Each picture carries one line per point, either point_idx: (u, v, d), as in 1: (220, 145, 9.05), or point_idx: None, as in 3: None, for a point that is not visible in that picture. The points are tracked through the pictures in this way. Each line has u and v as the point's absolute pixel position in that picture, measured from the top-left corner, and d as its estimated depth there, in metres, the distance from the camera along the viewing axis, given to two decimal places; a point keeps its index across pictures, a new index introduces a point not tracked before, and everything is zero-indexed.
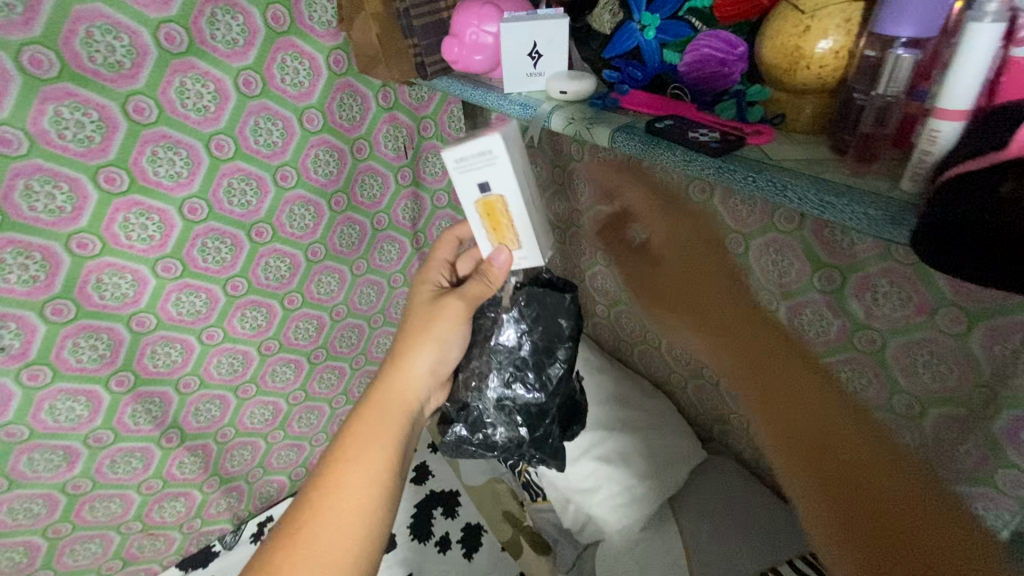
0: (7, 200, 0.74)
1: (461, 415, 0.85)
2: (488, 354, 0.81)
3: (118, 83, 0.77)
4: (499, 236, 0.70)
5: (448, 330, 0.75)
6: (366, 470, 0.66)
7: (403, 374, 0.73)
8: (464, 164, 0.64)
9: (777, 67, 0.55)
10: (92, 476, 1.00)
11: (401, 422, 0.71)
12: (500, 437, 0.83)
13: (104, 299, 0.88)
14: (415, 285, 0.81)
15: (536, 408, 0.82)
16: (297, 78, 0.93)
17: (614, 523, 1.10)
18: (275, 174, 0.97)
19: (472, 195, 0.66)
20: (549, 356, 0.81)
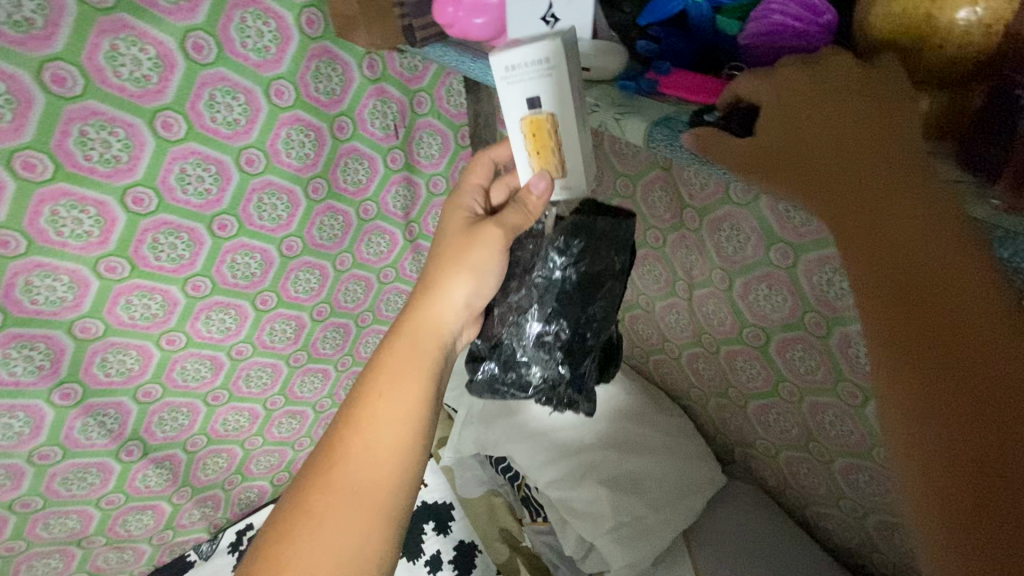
0: (33, 226, 0.70)
1: (495, 353, 0.70)
2: (529, 285, 0.66)
3: (29, 46, 0.62)
4: (543, 161, 0.55)
5: (482, 260, 0.60)
6: (395, 410, 0.56)
7: (432, 305, 0.60)
8: (513, 73, 0.50)
9: (892, 44, 0.40)
10: (43, 494, 0.90)
11: (431, 356, 0.59)
12: (538, 377, 0.69)
13: (37, 304, 0.75)
14: (446, 209, 0.66)
15: (582, 342, 0.67)
16: (261, 42, 0.76)
17: (623, 559, 0.98)
18: (239, 158, 0.82)
19: (518, 109, 0.52)
20: (601, 287, 0.65)
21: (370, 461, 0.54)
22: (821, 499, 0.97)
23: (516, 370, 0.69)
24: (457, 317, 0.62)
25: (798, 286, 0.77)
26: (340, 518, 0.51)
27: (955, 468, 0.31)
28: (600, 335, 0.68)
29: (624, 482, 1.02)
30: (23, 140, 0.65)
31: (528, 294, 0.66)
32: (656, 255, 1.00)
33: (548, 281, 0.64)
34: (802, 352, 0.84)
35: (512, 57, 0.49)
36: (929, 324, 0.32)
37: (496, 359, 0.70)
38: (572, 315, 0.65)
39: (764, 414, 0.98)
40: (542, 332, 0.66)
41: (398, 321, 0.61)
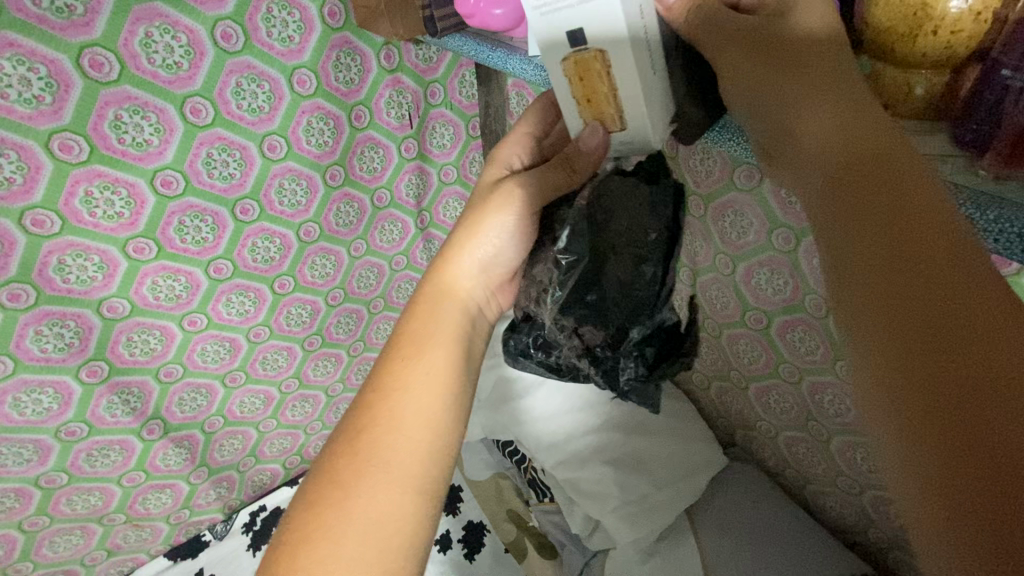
0: (68, 206, 0.73)
1: (525, 328, 0.69)
2: (549, 262, 0.61)
3: (69, 32, 0.65)
4: (594, 110, 0.52)
5: (509, 222, 0.58)
6: (428, 374, 0.52)
7: (458, 268, 0.58)
8: (549, 6, 0.46)
9: (890, 32, 0.43)
10: (68, 470, 0.92)
11: (458, 322, 0.57)
12: (562, 358, 0.67)
13: (69, 283, 0.78)
14: (484, 163, 0.63)
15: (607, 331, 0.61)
16: (285, 31, 0.79)
17: (628, 535, 1.02)
18: (262, 144, 0.85)
19: (558, 49, 0.48)
20: (630, 269, 0.58)
21: (409, 426, 0.49)
22: (819, 477, 1.01)
23: (547, 347, 0.69)
24: (479, 283, 0.59)
25: (798, 269, 0.81)
26: (375, 479, 0.46)
27: (944, 462, 0.26)
28: (632, 330, 0.61)
29: (629, 462, 1.06)
30: (60, 122, 0.68)
31: (547, 272, 0.61)
32: None
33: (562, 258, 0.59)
34: (802, 334, 0.87)
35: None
36: (909, 247, 0.30)
37: (528, 332, 0.69)
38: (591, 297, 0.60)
39: (765, 396, 1.02)
40: (559, 315, 0.62)
41: (427, 285, 0.59)
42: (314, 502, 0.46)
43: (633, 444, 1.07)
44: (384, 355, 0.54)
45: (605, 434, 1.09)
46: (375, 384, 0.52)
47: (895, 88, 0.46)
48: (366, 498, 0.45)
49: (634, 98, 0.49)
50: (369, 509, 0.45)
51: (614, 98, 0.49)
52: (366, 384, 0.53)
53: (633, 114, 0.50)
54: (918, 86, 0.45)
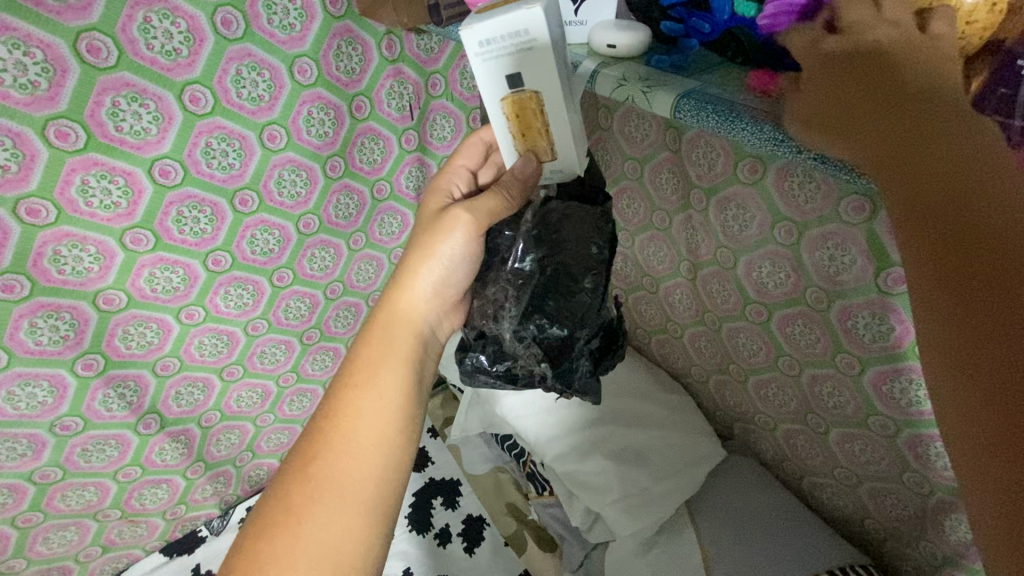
0: (64, 195, 0.71)
1: (480, 344, 0.69)
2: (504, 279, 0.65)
3: (66, 16, 0.63)
4: (529, 142, 0.58)
5: (453, 249, 0.63)
6: (381, 400, 0.57)
7: (410, 291, 0.63)
8: (489, 48, 0.51)
9: None
10: (63, 465, 0.91)
11: (412, 344, 0.62)
12: (519, 369, 0.67)
13: (64, 274, 0.76)
14: (427, 192, 0.69)
15: (563, 343, 0.64)
16: (286, 19, 0.78)
17: (628, 527, 1.02)
18: (261, 134, 0.83)
19: (499, 89, 0.54)
20: (574, 280, 0.63)
21: (362, 452, 0.54)
22: (818, 470, 1.02)
23: (503, 362, 0.68)
24: (429, 306, 0.65)
25: (801, 262, 0.81)
26: (325, 507, 0.51)
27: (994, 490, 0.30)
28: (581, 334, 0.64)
29: (628, 454, 1.06)
30: (56, 108, 0.66)
31: (504, 289, 0.64)
32: (662, 236, 1.04)
33: (518, 274, 0.63)
34: (802, 328, 0.88)
35: (486, 33, 0.49)
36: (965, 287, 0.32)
37: (483, 348, 0.68)
38: (545, 311, 0.63)
39: (764, 389, 1.03)
40: (517, 326, 0.63)
41: (382, 312, 0.63)
42: (271, 524, 0.50)
43: (632, 436, 1.08)
44: (334, 388, 0.58)
45: (604, 427, 1.09)
46: (329, 412, 0.56)
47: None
48: (320, 524, 0.50)
49: (561, 134, 0.56)
50: (321, 529, 0.50)
51: (546, 131, 0.56)
52: (317, 414, 0.57)
53: (562, 147, 0.58)
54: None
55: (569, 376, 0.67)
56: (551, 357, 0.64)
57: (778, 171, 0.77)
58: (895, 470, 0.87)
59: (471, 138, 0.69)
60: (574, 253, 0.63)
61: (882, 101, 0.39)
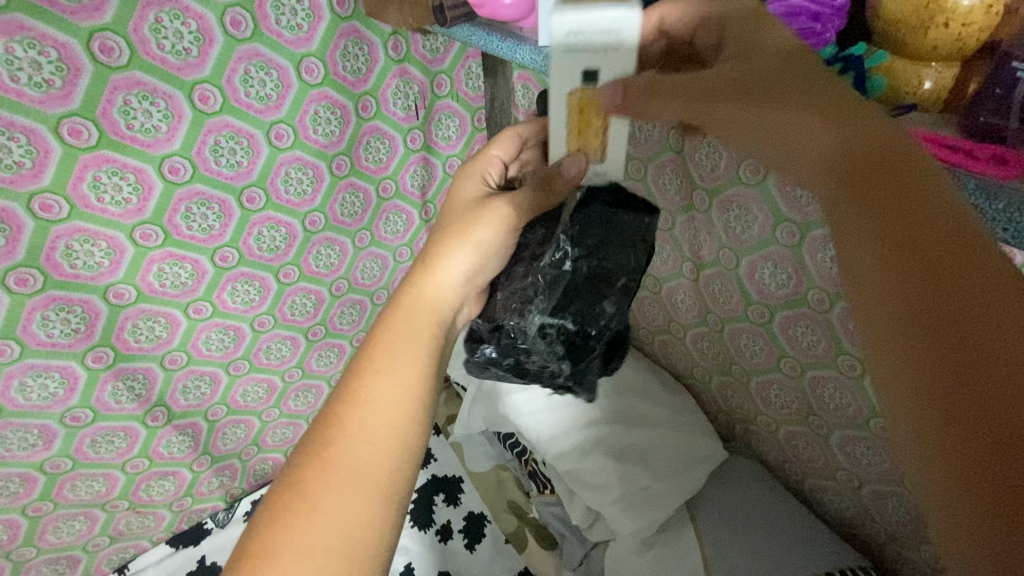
0: (76, 191, 0.73)
1: (493, 336, 0.70)
2: (537, 273, 0.65)
3: (81, 16, 0.65)
4: (581, 142, 0.57)
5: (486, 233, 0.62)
6: (396, 383, 0.55)
7: (438, 280, 0.61)
8: (579, 40, 0.46)
9: (902, 23, 0.44)
10: (73, 455, 0.93)
11: (432, 331, 0.59)
12: (530, 364, 0.71)
13: (77, 268, 0.78)
14: (459, 179, 0.69)
15: (583, 339, 0.69)
16: (294, 19, 0.79)
17: (628, 526, 1.02)
18: (269, 132, 0.85)
19: (572, 85, 0.50)
20: (605, 286, 0.66)
21: (375, 441, 0.51)
22: (819, 471, 1.02)
23: (518, 355, 0.70)
24: (457, 290, 0.63)
25: (802, 264, 0.81)
26: (335, 496, 0.48)
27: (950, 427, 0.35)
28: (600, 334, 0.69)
29: (629, 453, 1.07)
30: (69, 106, 0.68)
31: (534, 284, 0.66)
32: (664, 236, 1.04)
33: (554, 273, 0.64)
34: (804, 329, 0.88)
35: (584, 26, 0.44)
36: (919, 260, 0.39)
37: (495, 341, 0.70)
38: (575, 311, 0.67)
39: (766, 390, 1.02)
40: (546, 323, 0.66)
41: (411, 295, 0.61)
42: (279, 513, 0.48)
43: (633, 436, 1.08)
44: (351, 369, 0.56)
45: (605, 426, 1.10)
46: (342, 399, 0.54)
47: (902, 84, 0.47)
48: (328, 511, 0.48)
49: (615, 138, 0.56)
50: (333, 518, 0.47)
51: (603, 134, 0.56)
52: (333, 395, 0.55)
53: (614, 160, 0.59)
54: (928, 79, 0.46)
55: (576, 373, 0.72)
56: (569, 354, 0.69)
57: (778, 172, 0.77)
58: (896, 473, 0.87)
59: (504, 134, 0.69)
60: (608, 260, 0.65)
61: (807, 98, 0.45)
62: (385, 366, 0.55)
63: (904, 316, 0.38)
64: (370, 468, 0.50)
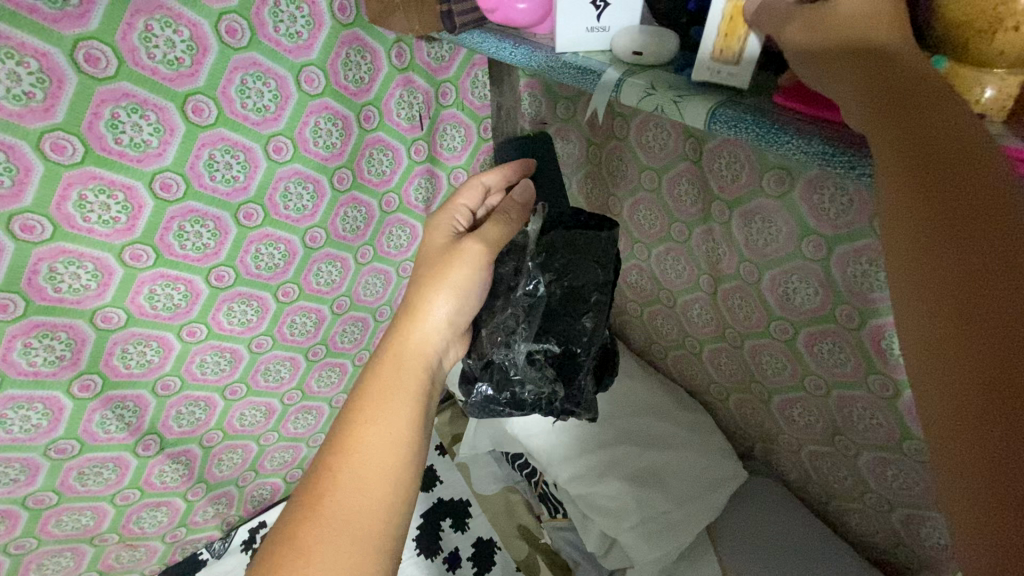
0: (60, 211, 0.68)
1: (485, 374, 0.67)
2: (514, 305, 0.65)
3: (64, 24, 0.60)
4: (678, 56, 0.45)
5: (472, 274, 0.60)
6: (388, 433, 0.51)
7: (423, 325, 0.58)
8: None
9: (969, 26, 0.40)
10: (58, 489, 0.87)
11: (423, 374, 0.57)
12: (526, 396, 0.67)
13: (61, 292, 0.73)
14: (427, 228, 0.65)
15: (573, 358, 0.67)
16: (294, 27, 0.75)
17: (647, 555, 0.97)
18: (267, 145, 0.80)
19: None
20: (583, 299, 0.66)
21: (372, 488, 0.48)
22: (845, 493, 0.97)
23: (510, 389, 0.67)
24: (445, 335, 0.60)
25: (831, 279, 0.77)
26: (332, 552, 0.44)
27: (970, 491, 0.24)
28: (588, 351, 0.67)
29: (647, 476, 1.02)
30: (52, 120, 0.63)
31: (514, 314, 0.65)
32: (679, 248, 1.01)
33: (529, 299, 0.64)
34: (831, 346, 0.84)
35: None
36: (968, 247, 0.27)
37: (488, 378, 0.67)
38: (558, 330, 0.67)
39: (788, 409, 0.98)
40: (532, 348, 0.65)
41: (398, 342, 0.58)
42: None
43: (651, 457, 1.04)
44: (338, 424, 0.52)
45: (621, 447, 1.05)
46: (333, 449, 0.51)
47: (962, 92, 0.42)
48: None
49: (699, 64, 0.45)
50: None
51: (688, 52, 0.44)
52: (321, 453, 0.51)
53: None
54: (988, 90, 0.42)
55: (573, 395, 0.69)
56: (560, 374, 0.67)
57: (805, 183, 0.73)
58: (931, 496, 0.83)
59: (469, 183, 0.67)
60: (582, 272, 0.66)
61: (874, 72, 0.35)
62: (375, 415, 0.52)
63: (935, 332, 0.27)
64: (364, 525, 0.46)
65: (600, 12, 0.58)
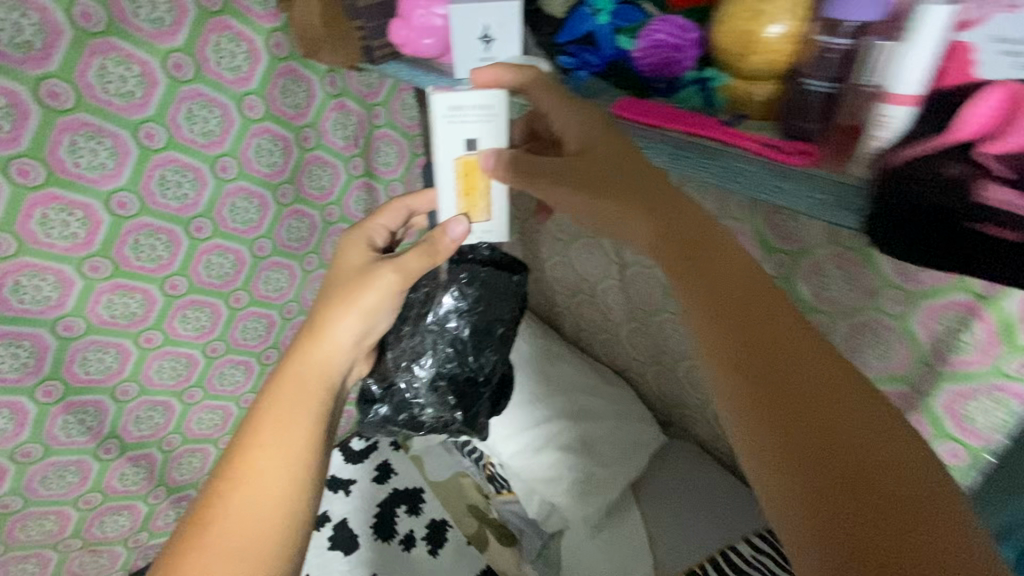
0: (24, 228, 0.76)
1: (387, 395, 0.85)
2: (426, 333, 0.81)
3: (28, 66, 0.70)
4: (469, 203, 0.62)
5: (381, 300, 0.63)
6: (281, 459, 0.53)
7: (329, 343, 0.61)
8: (457, 113, 0.57)
9: (729, 54, 0.53)
10: (23, 493, 0.92)
11: (323, 398, 0.58)
12: (423, 416, 0.86)
13: (24, 303, 0.80)
14: (346, 244, 0.70)
15: (471, 386, 0.86)
16: (234, 61, 0.86)
17: (580, 511, 1.08)
18: (213, 165, 0.90)
19: (453, 150, 0.58)
20: (485, 342, 0.84)
21: (263, 509, 0.51)
22: None
23: (407, 410, 0.85)
24: (349, 354, 0.63)
25: None
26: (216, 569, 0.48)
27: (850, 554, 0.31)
28: (485, 380, 0.86)
29: (578, 445, 1.15)
30: (17, 148, 0.72)
31: (421, 341, 0.82)
32: (593, 242, 1.15)
33: (442, 329, 0.81)
34: None
35: (459, 101, 0.56)
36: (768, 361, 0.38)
37: (388, 401, 0.85)
38: (460, 361, 0.83)
39: (693, 374, 1.13)
40: (434, 380, 0.83)
41: (299, 368, 0.59)
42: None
43: (581, 429, 1.16)
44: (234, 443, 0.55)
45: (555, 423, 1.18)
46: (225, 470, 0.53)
47: (741, 97, 0.55)
48: None
49: (498, 202, 0.62)
50: None
51: (488, 198, 0.62)
52: (217, 467, 0.54)
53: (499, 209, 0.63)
54: (757, 95, 0.54)
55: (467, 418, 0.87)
56: (456, 401, 0.85)
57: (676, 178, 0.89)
58: None
59: (392, 204, 0.73)
60: (489, 315, 0.83)
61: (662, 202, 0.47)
62: (272, 430, 0.55)
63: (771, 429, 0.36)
64: (259, 529, 0.50)
65: (487, 45, 0.61)
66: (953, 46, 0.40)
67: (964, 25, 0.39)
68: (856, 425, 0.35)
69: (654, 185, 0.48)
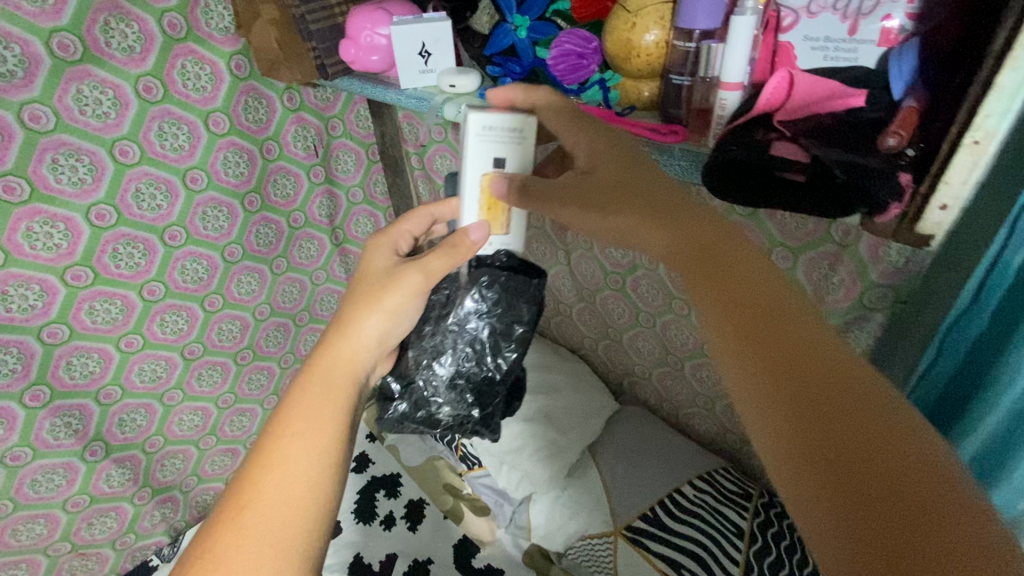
0: (11, 240, 0.83)
1: (404, 394, 0.79)
2: (448, 332, 0.75)
3: (12, 93, 0.77)
4: (492, 215, 0.65)
5: (406, 301, 0.63)
6: (310, 456, 0.53)
7: (354, 341, 0.61)
8: (488, 133, 0.60)
9: (617, 58, 0.64)
10: (13, 497, 0.97)
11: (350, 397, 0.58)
12: (441, 416, 0.80)
13: (11, 311, 0.87)
14: (369, 246, 0.69)
15: (489, 386, 0.80)
16: (199, 82, 0.95)
17: (542, 475, 1.20)
18: (184, 177, 0.99)
19: (483, 166, 0.61)
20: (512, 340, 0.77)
21: (285, 517, 0.49)
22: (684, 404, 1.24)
23: (423, 409, 0.79)
24: (373, 354, 0.63)
25: None
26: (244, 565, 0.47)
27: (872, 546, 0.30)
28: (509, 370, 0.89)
29: (538, 416, 1.26)
30: (4, 167, 0.79)
31: (441, 339, 0.76)
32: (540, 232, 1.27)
33: (467, 330, 0.75)
34: (646, 285, 1.12)
35: (492, 123, 0.59)
36: (770, 346, 0.38)
37: (407, 399, 0.79)
38: (480, 361, 0.77)
39: (636, 343, 1.25)
40: (455, 378, 0.78)
41: (325, 369, 0.58)
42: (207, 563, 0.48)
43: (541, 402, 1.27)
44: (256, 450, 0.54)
45: None
46: (249, 472, 0.52)
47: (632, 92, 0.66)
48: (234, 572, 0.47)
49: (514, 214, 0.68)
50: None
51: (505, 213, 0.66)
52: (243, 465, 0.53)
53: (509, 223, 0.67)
54: (645, 91, 0.65)
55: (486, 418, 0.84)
56: (476, 400, 0.80)
57: None
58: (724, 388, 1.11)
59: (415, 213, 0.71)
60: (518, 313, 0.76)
61: (661, 199, 0.49)
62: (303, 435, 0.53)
63: (780, 414, 0.35)
64: (301, 531, 0.49)
65: (426, 57, 0.60)
66: (780, 45, 0.56)
67: (782, 29, 0.55)
68: (883, 418, 0.33)
69: (644, 181, 0.50)
